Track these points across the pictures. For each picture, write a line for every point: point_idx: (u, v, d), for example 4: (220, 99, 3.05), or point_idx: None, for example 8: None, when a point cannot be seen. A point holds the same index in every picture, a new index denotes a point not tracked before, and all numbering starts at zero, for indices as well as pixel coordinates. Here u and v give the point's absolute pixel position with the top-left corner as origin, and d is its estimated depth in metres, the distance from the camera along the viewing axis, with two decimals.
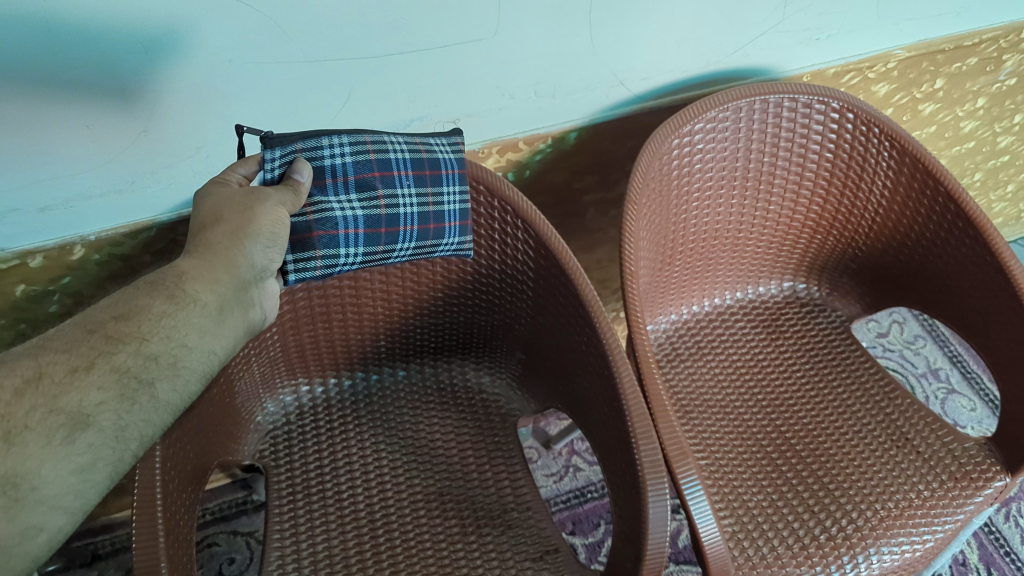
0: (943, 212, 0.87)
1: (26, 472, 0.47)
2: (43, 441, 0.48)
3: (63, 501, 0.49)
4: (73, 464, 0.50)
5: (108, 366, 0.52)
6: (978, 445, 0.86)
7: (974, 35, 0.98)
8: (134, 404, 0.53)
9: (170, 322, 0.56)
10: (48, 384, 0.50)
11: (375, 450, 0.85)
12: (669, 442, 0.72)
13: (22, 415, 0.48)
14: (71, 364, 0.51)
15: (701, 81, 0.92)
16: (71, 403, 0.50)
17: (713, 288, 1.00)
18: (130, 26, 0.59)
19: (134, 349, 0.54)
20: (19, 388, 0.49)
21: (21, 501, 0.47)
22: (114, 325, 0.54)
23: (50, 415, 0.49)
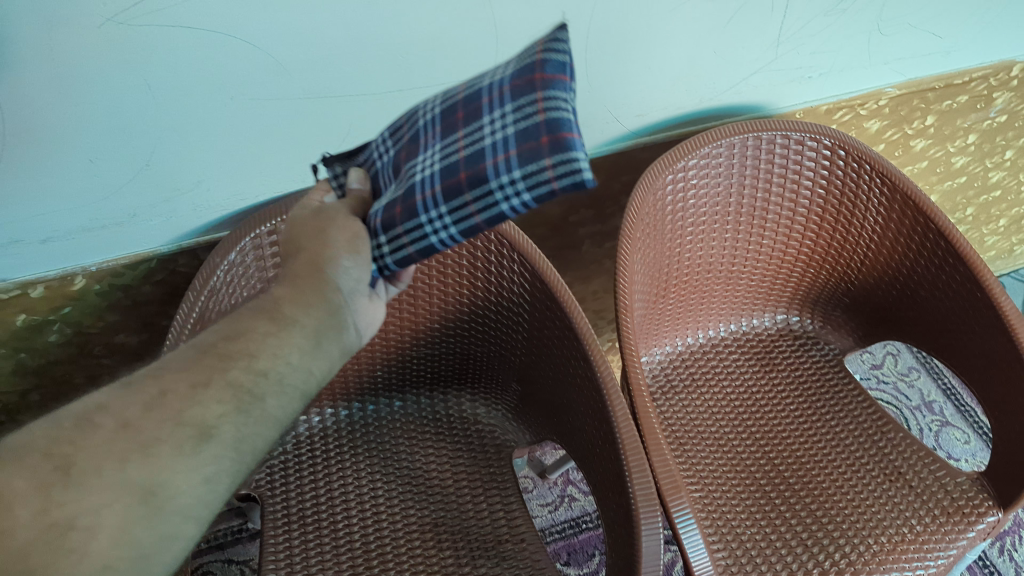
0: (933, 249, 0.88)
1: (162, 480, 0.48)
2: (174, 452, 0.49)
3: (194, 512, 0.50)
4: (202, 475, 0.50)
5: (224, 382, 0.53)
6: (969, 480, 0.86)
7: (964, 74, 1.00)
8: (251, 417, 0.54)
9: (275, 342, 0.56)
10: (172, 399, 0.51)
11: (371, 480, 0.85)
12: (662, 475, 0.73)
13: (153, 428, 0.49)
14: (192, 381, 0.52)
15: (695, 118, 0.94)
16: (196, 414, 0.51)
17: (707, 320, 1.01)
18: (135, 67, 0.61)
19: (244, 366, 0.55)
20: (147, 403, 0.50)
21: (161, 509, 0.48)
22: (223, 346, 0.55)
23: (178, 428, 0.50)
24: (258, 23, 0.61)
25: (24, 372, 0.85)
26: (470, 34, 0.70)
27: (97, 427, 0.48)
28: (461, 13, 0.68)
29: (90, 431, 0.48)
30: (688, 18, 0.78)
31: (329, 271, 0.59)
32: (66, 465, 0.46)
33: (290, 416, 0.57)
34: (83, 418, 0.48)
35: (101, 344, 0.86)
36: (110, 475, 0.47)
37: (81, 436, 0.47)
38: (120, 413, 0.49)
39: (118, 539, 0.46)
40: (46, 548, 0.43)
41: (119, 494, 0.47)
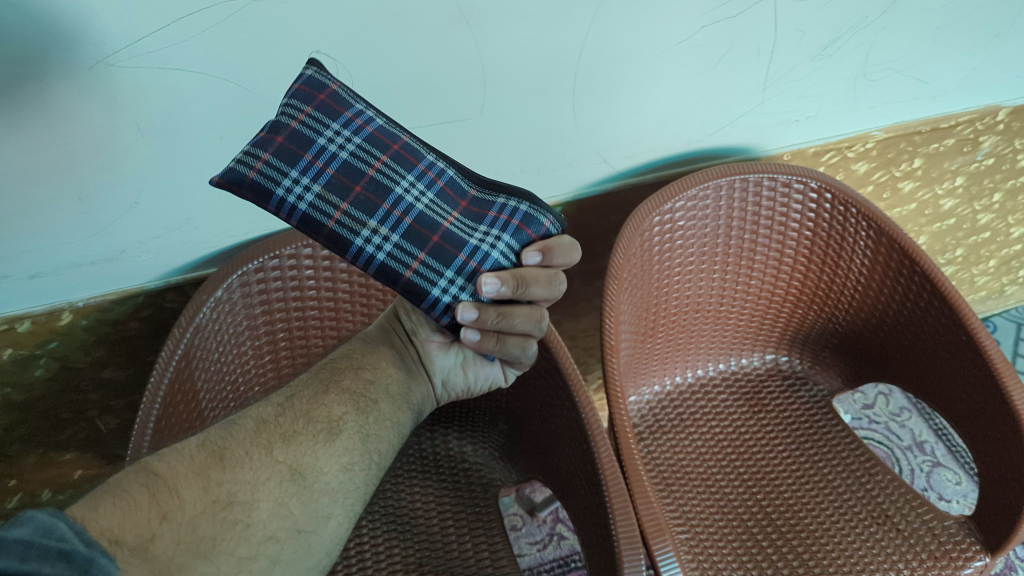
0: (919, 291, 0.88)
1: (306, 465, 0.54)
2: (313, 441, 0.56)
3: (339, 496, 0.55)
4: (341, 461, 0.56)
5: (341, 389, 0.61)
6: (957, 523, 0.86)
7: (950, 117, 1.01)
8: (373, 414, 0.61)
9: (370, 365, 0.65)
10: (302, 403, 0.58)
11: (356, 518, 0.85)
12: (646, 516, 0.73)
13: (290, 424, 0.56)
14: (316, 390, 0.60)
15: (683, 159, 0.95)
16: (324, 412, 0.58)
17: (695, 359, 1.02)
18: (124, 106, 0.61)
19: (356, 376, 0.63)
20: (281, 406, 0.58)
21: (310, 488, 0.53)
22: (340, 366, 0.64)
23: (311, 423, 0.57)
24: (249, 64, 0.62)
25: (10, 407, 0.85)
26: (459, 77, 0.71)
27: (240, 426, 0.55)
28: (449, 57, 0.69)
29: (236, 430, 0.54)
30: (676, 62, 0.79)
31: (404, 320, 0.70)
32: (218, 454, 0.51)
33: (406, 424, 0.64)
34: (228, 422, 0.55)
35: (87, 379, 0.86)
36: (259, 460, 0.52)
37: (229, 433, 0.54)
38: (257, 417, 0.56)
39: (277, 512, 0.51)
40: (213, 519, 0.48)
41: (272, 473, 0.52)
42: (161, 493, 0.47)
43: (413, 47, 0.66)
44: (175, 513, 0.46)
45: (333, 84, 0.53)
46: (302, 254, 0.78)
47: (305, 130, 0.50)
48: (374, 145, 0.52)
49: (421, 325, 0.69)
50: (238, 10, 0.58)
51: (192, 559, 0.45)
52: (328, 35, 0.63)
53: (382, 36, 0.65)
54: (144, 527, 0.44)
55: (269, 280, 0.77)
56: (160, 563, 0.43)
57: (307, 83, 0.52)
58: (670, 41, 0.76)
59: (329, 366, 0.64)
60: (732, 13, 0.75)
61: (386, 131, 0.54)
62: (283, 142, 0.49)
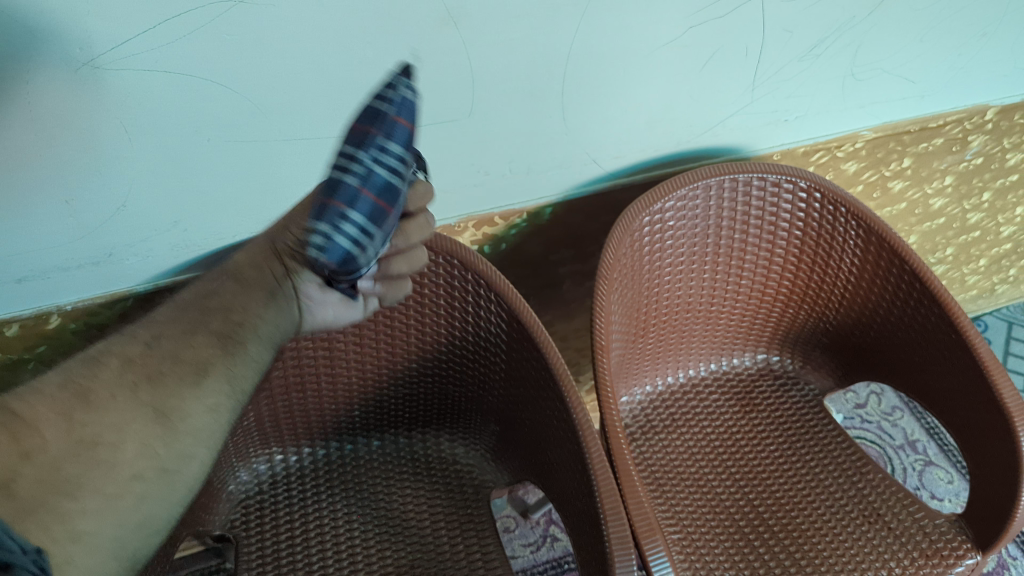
0: (909, 289, 0.88)
1: (172, 407, 0.55)
2: (179, 383, 0.56)
3: (202, 436, 0.56)
4: (205, 403, 0.56)
5: (209, 332, 0.59)
6: (948, 521, 0.86)
7: (938, 117, 1.02)
8: (238, 354, 0.59)
9: (241, 300, 0.61)
10: (167, 342, 0.57)
11: (348, 520, 0.85)
12: (637, 517, 0.73)
13: (157, 364, 0.56)
14: (182, 327, 0.58)
15: (673, 159, 0.95)
16: (190, 353, 0.57)
17: (686, 359, 1.02)
18: (111, 111, 0.61)
19: (225, 318, 0.60)
20: (148, 342, 0.57)
21: (175, 429, 0.54)
22: (207, 301, 0.60)
23: (177, 364, 0.56)
24: (236, 67, 0.62)
25: None
26: (447, 78, 0.71)
27: (103, 365, 0.54)
28: (436, 58, 0.69)
29: (99, 368, 0.54)
30: (664, 63, 0.79)
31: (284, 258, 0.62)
32: (82, 393, 0.51)
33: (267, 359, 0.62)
34: (92, 355, 0.55)
35: None
36: (119, 403, 0.53)
37: (91, 372, 0.53)
38: (123, 352, 0.55)
39: (143, 452, 0.52)
40: (78, 459, 0.49)
41: (135, 415, 0.53)
42: (27, 431, 0.48)
43: (400, 49, 0.66)
44: (38, 453, 0.47)
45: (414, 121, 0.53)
46: None
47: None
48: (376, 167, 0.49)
49: (303, 270, 0.61)
50: (224, 12, 0.58)
51: (57, 497, 0.47)
52: (314, 36, 0.63)
53: (369, 37, 0.64)
54: (5, 465, 0.45)
55: None
56: (23, 502, 0.45)
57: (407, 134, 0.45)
58: (658, 42, 0.76)
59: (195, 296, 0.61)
60: (719, 13, 0.75)
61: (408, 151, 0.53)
62: (387, 207, 0.51)
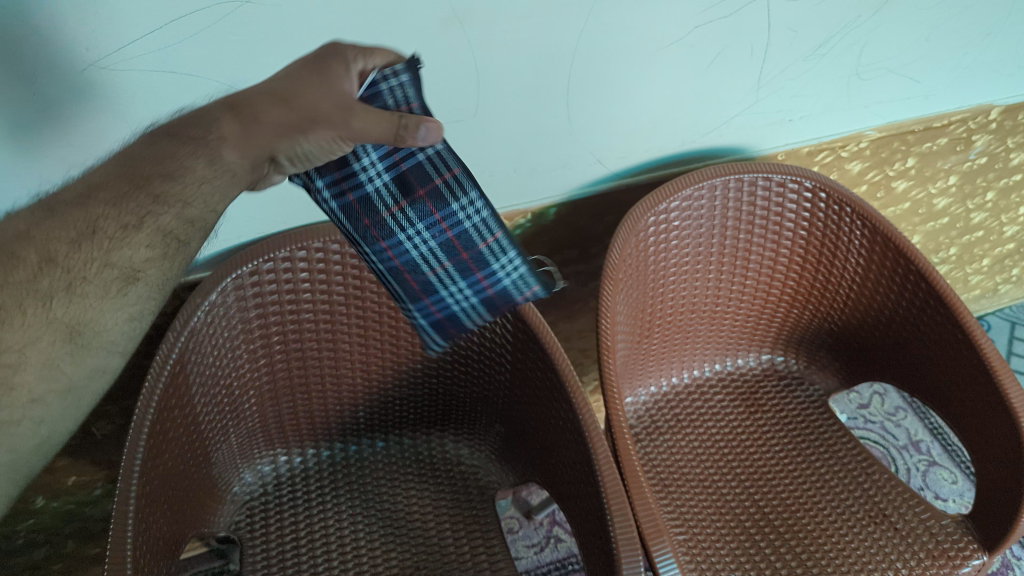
0: (915, 289, 0.88)
1: (82, 317, 0.54)
2: (97, 292, 0.54)
3: (116, 345, 0.57)
4: (127, 313, 0.56)
5: (154, 227, 0.54)
6: (954, 522, 0.85)
7: (942, 117, 1.02)
8: (175, 253, 0.56)
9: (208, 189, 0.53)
10: (102, 240, 0.52)
11: (353, 521, 0.85)
12: (644, 518, 0.72)
13: (77, 268, 0.52)
14: (118, 219, 0.52)
15: (677, 160, 0.94)
16: (118, 257, 0.53)
17: (691, 360, 1.02)
18: (117, 112, 0.61)
19: (176, 212, 0.54)
20: (77, 237, 0.52)
21: (86, 345, 0.54)
22: (156, 181, 0.53)
23: (104, 269, 0.53)
24: (242, 67, 0.62)
25: None
26: (453, 78, 0.71)
27: (21, 265, 0.50)
28: (441, 57, 0.68)
29: (16, 268, 0.50)
30: (669, 61, 0.79)
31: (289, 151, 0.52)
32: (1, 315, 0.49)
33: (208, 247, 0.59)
34: (10, 248, 0.50)
35: None
36: (38, 313, 0.51)
37: (8, 272, 0.50)
38: (48, 249, 0.51)
39: (47, 372, 0.53)
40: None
41: (44, 331, 0.52)
42: None
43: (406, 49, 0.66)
44: None
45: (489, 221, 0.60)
46: (296, 258, 0.77)
47: (436, 276, 0.60)
48: (448, 249, 0.59)
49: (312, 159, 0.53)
50: (230, 12, 0.58)
51: None
52: (320, 36, 0.62)
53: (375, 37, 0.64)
54: None
55: (264, 282, 0.76)
56: None
57: (505, 287, 0.62)
58: (663, 42, 0.76)
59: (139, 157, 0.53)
60: (725, 13, 0.75)
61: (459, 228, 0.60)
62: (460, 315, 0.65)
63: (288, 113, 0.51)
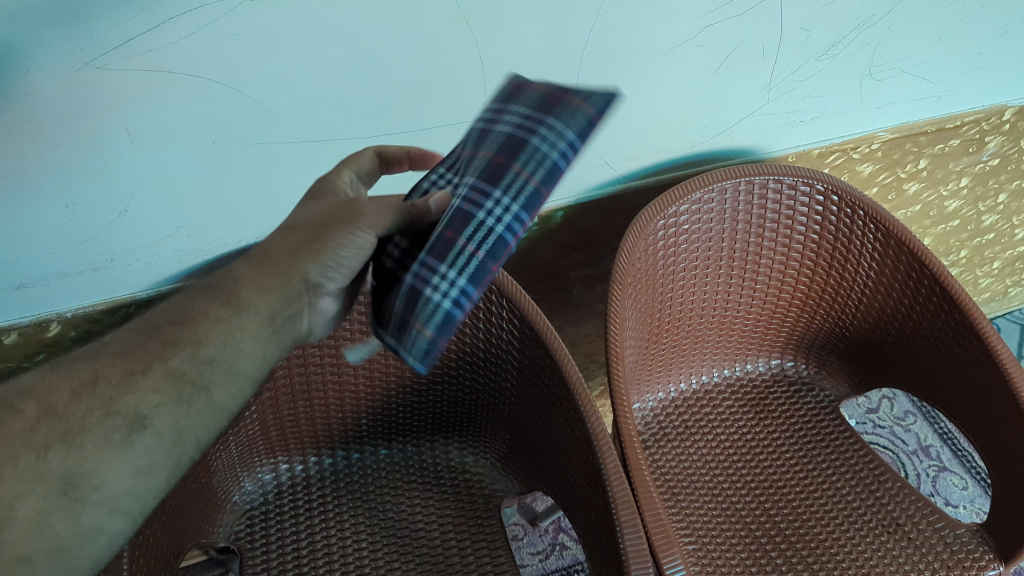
0: (929, 294, 0.86)
1: (82, 473, 0.50)
2: (103, 441, 0.51)
3: (123, 504, 0.51)
4: (133, 466, 0.52)
5: (163, 371, 0.54)
6: (969, 531, 0.84)
7: (955, 118, 1.00)
8: (242, 389, 0.57)
9: (226, 326, 0.56)
10: (105, 387, 0.52)
11: (355, 531, 0.83)
12: (655, 530, 0.70)
13: (84, 421, 0.51)
14: (128, 368, 0.53)
15: (687, 161, 0.93)
16: (126, 402, 0.52)
17: (700, 365, 1.00)
18: (112, 113, 0.60)
19: (188, 355, 0.55)
20: (76, 389, 0.52)
21: (83, 499, 0.50)
22: (171, 332, 0.55)
23: (108, 417, 0.51)
24: (243, 68, 0.60)
25: None
26: (458, 79, 0.69)
27: (20, 415, 0.50)
28: (447, 57, 0.67)
29: (14, 418, 0.49)
30: (678, 62, 0.77)
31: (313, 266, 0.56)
32: None
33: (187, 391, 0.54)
34: (8, 403, 0.50)
35: None
36: (33, 465, 0.49)
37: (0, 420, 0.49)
38: (46, 399, 0.51)
39: (36, 530, 0.48)
40: None
41: (38, 484, 0.49)
42: None
43: (411, 49, 0.65)
44: None
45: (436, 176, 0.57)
46: None
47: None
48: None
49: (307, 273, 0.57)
50: (230, 11, 0.56)
51: None
52: (321, 39, 0.61)
53: (379, 38, 0.63)
54: None
55: None
56: None
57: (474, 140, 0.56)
58: (673, 42, 0.74)
59: (168, 316, 0.57)
60: (735, 12, 0.73)
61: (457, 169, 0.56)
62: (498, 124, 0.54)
63: (298, 230, 0.57)
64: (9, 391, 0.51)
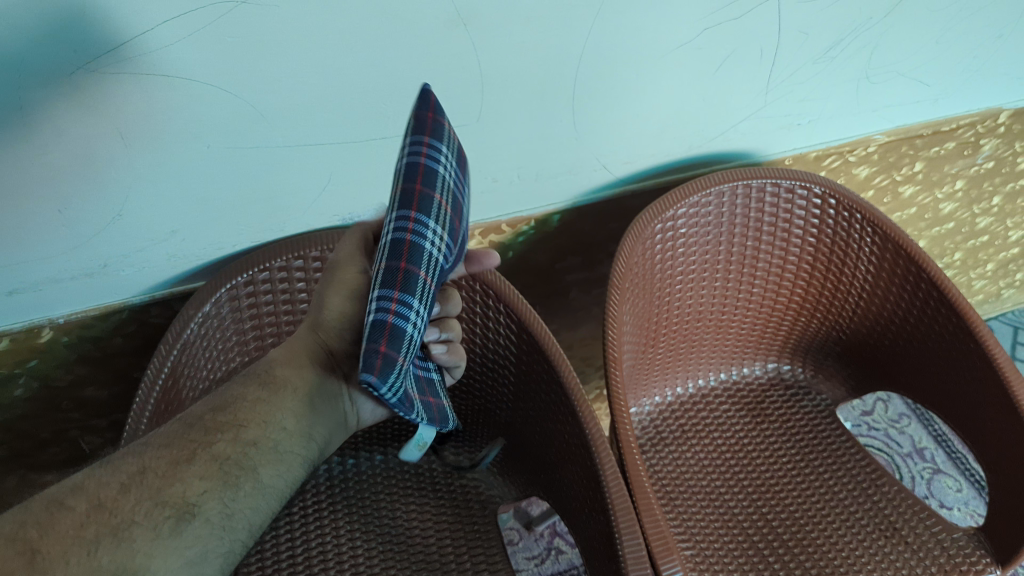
0: (926, 298, 0.86)
1: (133, 565, 0.52)
2: (152, 533, 0.54)
3: None
4: (185, 554, 0.55)
5: (207, 457, 0.58)
6: (966, 535, 0.84)
7: (951, 120, 1.00)
8: (287, 472, 0.62)
9: (265, 406, 0.61)
10: (152, 478, 0.56)
11: (351, 538, 0.82)
12: (654, 536, 0.70)
13: (135, 515, 0.53)
14: (170, 458, 0.57)
15: (684, 165, 0.92)
16: (176, 492, 0.56)
17: (696, 369, 0.99)
18: (105, 118, 0.59)
19: (231, 438, 0.60)
20: (124, 483, 0.55)
21: None
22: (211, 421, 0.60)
23: (156, 506, 0.55)
24: (238, 71, 0.60)
25: None
26: (455, 83, 0.69)
27: (71, 511, 0.52)
28: (444, 60, 0.66)
29: (64, 515, 0.51)
30: (676, 65, 0.77)
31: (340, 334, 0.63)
32: (30, 551, 0.49)
33: (231, 477, 0.58)
34: (53, 502, 0.52)
35: (69, 399, 0.88)
36: (85, 559, 0.50)
37: (53, 521, 0.51)
38: (96, 495, 0.53)
39: None
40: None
41: None
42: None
43: (408, 52, 0.64)
44: None
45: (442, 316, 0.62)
46: (292, 266, 0.77)
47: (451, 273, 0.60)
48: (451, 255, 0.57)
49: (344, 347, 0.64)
50: (226, 13, 0.55)
51: None
52: (318, 43, 0.60)
53: (376, 42, 0.62)
54: None
55: (259, 293, 0.77)
56: None
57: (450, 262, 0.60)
58: (671, 45, 0.74)
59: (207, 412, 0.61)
60: (733, 15, 0.73)
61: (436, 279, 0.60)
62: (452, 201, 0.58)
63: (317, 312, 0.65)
64: (56, 492, 0.53)
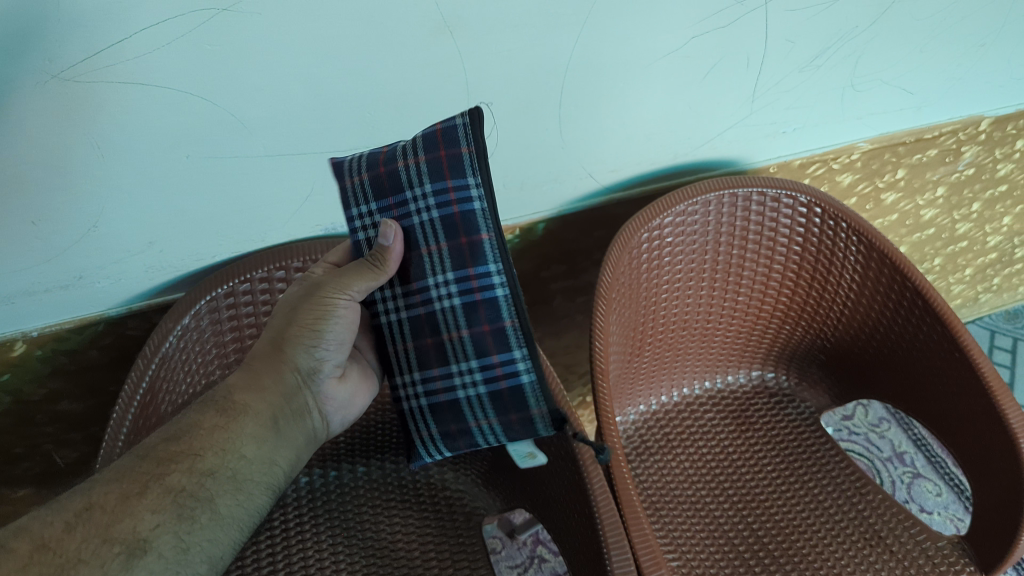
0: (910, 307, 0.86)
1: None
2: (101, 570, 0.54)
3: None
4: None
5: (160, 489, 0.59)
6: (951, 544, 0.84)
7: (933, 128, 1.00)
8: (245, 501, 0.64)
9: (222, 435, 0.64)
10: (100, 514, 0.56)
11: (333, 552, 0.80)
12: (642, 549, 0.69)
13: (79, 555, 0.54)
14: (117, 495, 0.57)
15: (670, 173, 0.92)
16: (126, 527, 0.56)
17: (680, 377, 0.99)
18: (81, 128, 0.57)
19: (187, 469, 0.61)
20: (69, 522, 0.55)
21: None
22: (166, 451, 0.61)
23: (105, 544, 0.55)
24: (217, 79, 0.58)
25: None
26: (441, 92, 0.67)
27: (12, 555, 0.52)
28: (427, 72, 0.65)
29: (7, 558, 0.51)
30: (663, 74, 0.76)
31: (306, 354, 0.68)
32: None
33: (185, 509, 0.59)
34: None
35: (43, 413, 0.86)
36: None
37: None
38: (40, 536, 0.54)
39: None
40: None
41: None
42: None
43: (393, 61, 0.63)
44: None
45: (508, 320, 0.64)
46: (274, 276, 0.75)
47: (450, 345, 0.66)
48: (419, 329, 0.67)
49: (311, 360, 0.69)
50: (205, 22, 0.54)
51: None
52: (300, 50, 0.59)
53: (361, 51, 0.61)
54: None
55: (240, 304, 0.75)
56: None
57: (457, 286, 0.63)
58: (658, 53, 0.73)
59: (164, 444, 0.62)
60: (722, 23, 0.72)
61: (493, 306, 0.63)
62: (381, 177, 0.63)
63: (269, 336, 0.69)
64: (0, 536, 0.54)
